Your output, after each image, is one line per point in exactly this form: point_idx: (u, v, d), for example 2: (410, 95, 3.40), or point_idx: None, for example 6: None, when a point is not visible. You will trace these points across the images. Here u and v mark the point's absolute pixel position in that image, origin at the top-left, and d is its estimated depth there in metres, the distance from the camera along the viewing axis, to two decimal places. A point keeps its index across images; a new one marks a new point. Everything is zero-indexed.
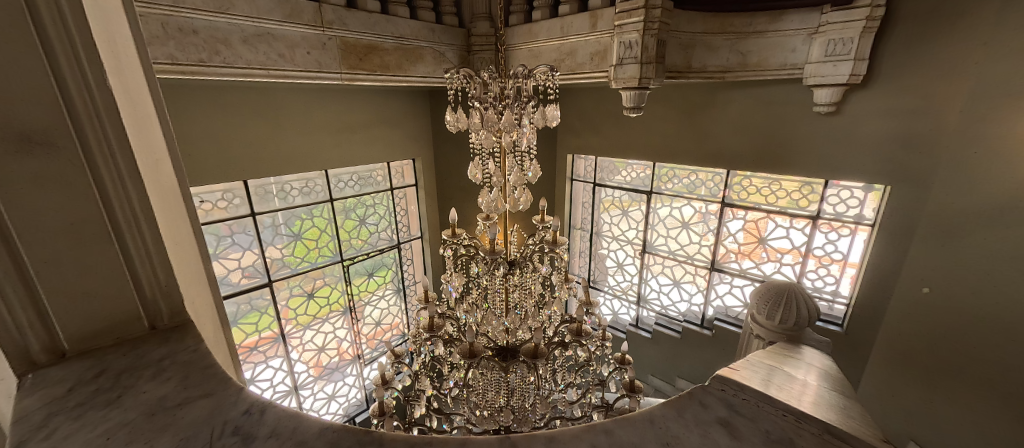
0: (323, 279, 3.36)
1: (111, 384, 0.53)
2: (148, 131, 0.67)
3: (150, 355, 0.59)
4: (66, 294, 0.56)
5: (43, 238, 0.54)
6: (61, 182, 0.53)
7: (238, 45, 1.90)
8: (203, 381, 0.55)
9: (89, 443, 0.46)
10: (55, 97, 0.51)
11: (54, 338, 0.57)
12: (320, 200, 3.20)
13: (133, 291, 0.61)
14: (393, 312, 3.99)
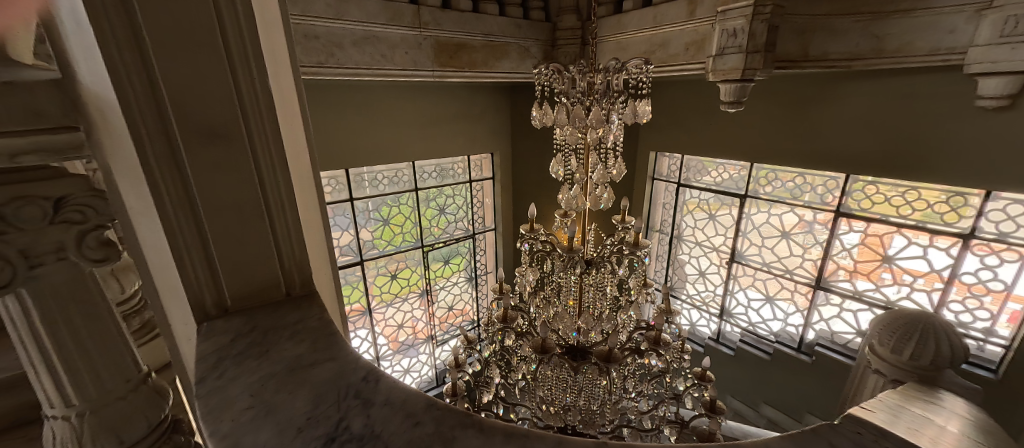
0: (405, 261, 3.61)
1: (260, 341, 0.61)
2: (292, 120, 0.73)
3: (287, 319, 0.66)
4: (230, 262, 0.65)
5: (217, 216, 0.62)
6: (233, 169, 0.61)
7: (349, 47, 2.11)
8: (330, 346, 0.61)
9: (247, 387, 0.53)
10: (231, 95, 0.57)
11: (221, 295, 0.66)
12: (405, 189, 3.44)
13: (277, 263, 0.69)
14: (465, 299, 4.18)
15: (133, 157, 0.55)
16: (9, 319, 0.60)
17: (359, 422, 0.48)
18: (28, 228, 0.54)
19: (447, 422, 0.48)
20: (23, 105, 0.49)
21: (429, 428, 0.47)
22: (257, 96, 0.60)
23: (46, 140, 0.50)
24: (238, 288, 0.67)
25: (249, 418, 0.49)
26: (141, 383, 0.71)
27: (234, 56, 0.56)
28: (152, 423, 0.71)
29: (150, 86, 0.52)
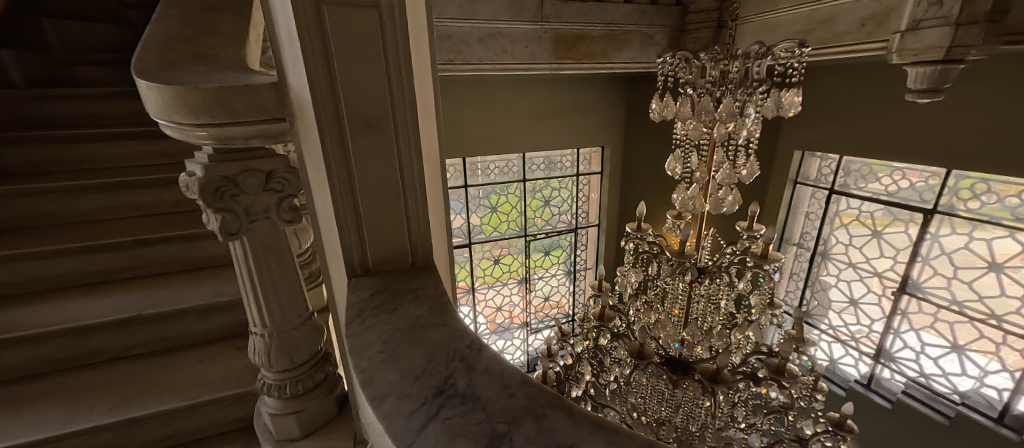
0: (508, 248, 3.79)
1: (390, 299, 0.71)
2: (426, 108, 0.80)
3: (411, 284, 0.75)
4: (376, 231, 0.75)
5: (369, 191, 0.71)
6: (382, 155, 0.69)
7: (475, 44, 2.27)
8: (443, 313, 0.68)
9: (380, 335, 0.63)
10: (386, 92, 0.65)
11: (364, 257, 0.77)
12: (512, 180, 3.59)
13: (407, 234, 0.78)
14: (562, 291, 4.22)
15: (315, 142, 0.66)
16: (236, 258, 0.81)
17: (461, 382, 0.52)
18: (250, 193, 0.73)
19: (538, 398, 0.50)
20: (252, 103, 0.61)
21: (521, 401, 0.49)
22: (403, 91, 0.66)
23: (267, 127, 0.65)
24: (377, 252, 0.77)
25: (377, 362, 0.57)
26: (308, 319, 0.92)
27: (388, 50, 0.62)
28: (313, 351, 0.91)
29: (331, 83, 0.61)
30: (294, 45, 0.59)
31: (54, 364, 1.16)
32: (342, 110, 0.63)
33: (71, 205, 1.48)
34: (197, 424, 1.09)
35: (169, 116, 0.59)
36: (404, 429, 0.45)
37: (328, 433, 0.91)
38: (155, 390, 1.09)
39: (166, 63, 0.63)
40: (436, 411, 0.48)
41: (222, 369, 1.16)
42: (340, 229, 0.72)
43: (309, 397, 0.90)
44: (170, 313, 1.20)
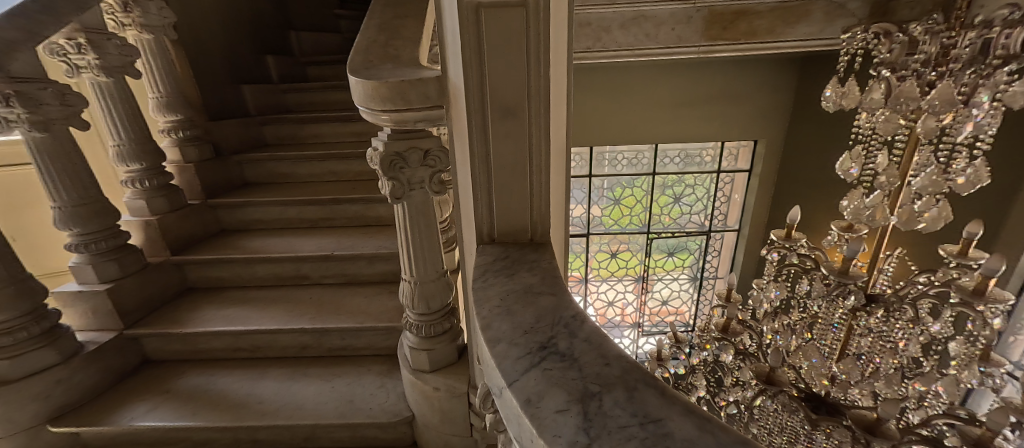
0: (628, 244, 3.67)
1: (507, 266, 0.75)
2: (560, 91, 0.81)
3: (529, 256, 0.78)
4: (504, 204, 0.80)
5: (501, 169, 0.77)
6: (515, 137, 0.73)
7: (616, 30, 2.14)
8: (554, 284, 0.69)
9: (498, 295, 0.68)
10: (525, 77, 0.68)
11: (491, 227, 0.84)
12: (642, 174, 3.44)
13: (530, 212, 0.81)
14: (681, 297, 3.94)
15: (462, 127, 0.74)
16: (397, 220, 0.97)
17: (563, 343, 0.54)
18: (412, 167, 0.86)
19: (633, 373, 0.47)
20: (422, 93, 0.71)
21: (616, 371, 0.47)
22: (539, 76, 0.68)
23: (431, 113, 0.76)
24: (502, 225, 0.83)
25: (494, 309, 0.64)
26: (443, 275, 1.08)
27: (532, 36, 0.64)
28: (444, 302, 1.09)
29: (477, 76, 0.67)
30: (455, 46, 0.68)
31: (284, 280, 1.64)
32: (487, 97, 0.69)
33: (299, 169, 2.03)
34: (362, 343, 1.42)
35: (366, 104, 0.73)
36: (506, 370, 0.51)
37: (451, 372, 1.08)
38: (338, 311, 1.44)
39: (367, 62, 0.75)
40: (537, 362, 0.51)
41: (380, 305, 1.48)
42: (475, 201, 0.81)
43: (437, 340, 1.08)
44: (351, 256, 1.56)
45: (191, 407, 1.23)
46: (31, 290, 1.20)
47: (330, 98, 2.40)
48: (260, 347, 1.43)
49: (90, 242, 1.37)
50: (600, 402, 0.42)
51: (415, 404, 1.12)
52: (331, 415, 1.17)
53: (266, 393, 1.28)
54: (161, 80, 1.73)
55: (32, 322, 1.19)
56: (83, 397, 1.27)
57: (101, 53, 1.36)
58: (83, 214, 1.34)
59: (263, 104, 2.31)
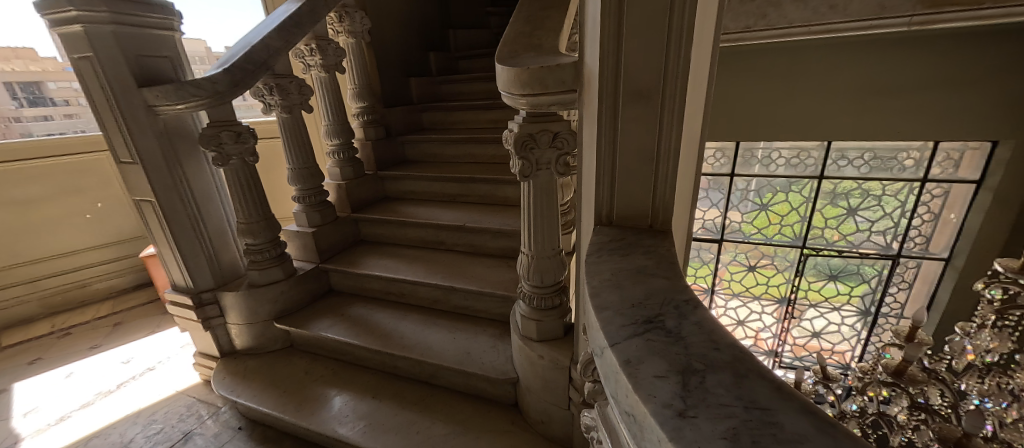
0: (772, 259, 2.53)
1: (614, 242, 0.61)
2: (700, 57, 0.68)
3: (648, 241, 0.62)
4: (626, 190, 0.66)
5: (623, 148, 0.64)
6: (647, 114, 0.60)
7: (788, 3, 1.68)
8: (660, 255, 0.56)
9: (601, 268, 0.54)
10: (666, 34, 0.55)
11: (607, 211, 0.69)
12: (805, 175, 2.28)
13: (652, 197, 0.65)
14: (838, 334, 2.59)
15: (593, 104, 0.64)
16: (522, 197, 1.02)
17: (670, 310, 0.44)
18: (541, 147, 0.89)
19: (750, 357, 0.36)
20: (558, 78, 0.69)
21: (725, 356, 0.37)
22: (684, 36, 0.54)
23: (564, 98, 0.72)
24: (622, 211, 0.68)
25: (608, 263, 0.55)
26: (558, 254, 1.10)
27: None
28: (557, 279, 1.11)
29: (615, 47, 0.57)
30: (596, 21, 0.60)
31: (426, 243, 1.94)
32: (620, 69, 0.59)
33: (445, 150, 2.34)
34: (482, 306, 1.59)
35: (507, 89, 0.77)
36: (604, 326, 0.44)
37: (558, 346, 1.11)
38: (464, 274, 1.64)
39: (513, 52, 0.80)
40: (638, 323, 0.43)
41: (500, 274, 1.63)
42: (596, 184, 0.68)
43: (546, 314, 1.11)
44: (479, 228, 1.75)
45: (355, 329, 1.58)
46: (272, 226, 1.68)
47: (475, 88, 2.67)
48: (404, 294, 1.74)
49: (305, 196, 1.86)
50: (702, 380, 0.35)
51: (520, 367, 1.20)
52: (451, 360, 1.36)
53: (405, 331, 1.55)
54: (357, 76, 2.20)
55: (271, 247, 1.69)
56: (293, 307, 1.75)
57: (323, 54, 1.82)
58: (304, 175, 1.84)
59: (423, 94, 2.71)
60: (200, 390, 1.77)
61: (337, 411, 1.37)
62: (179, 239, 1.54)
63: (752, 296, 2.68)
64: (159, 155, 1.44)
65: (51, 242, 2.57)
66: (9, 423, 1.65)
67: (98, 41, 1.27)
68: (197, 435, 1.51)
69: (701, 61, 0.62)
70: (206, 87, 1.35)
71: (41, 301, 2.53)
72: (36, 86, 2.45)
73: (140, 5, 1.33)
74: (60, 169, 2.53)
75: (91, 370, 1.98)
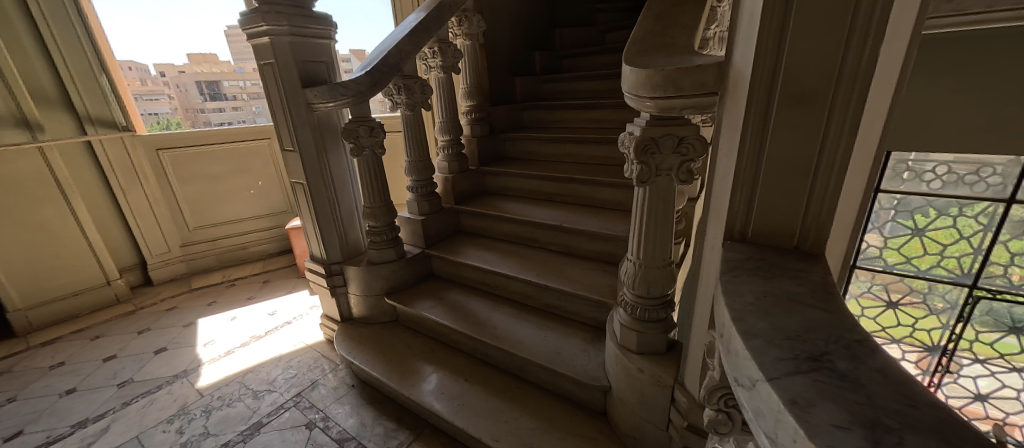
0: (919, 297, 1.87)
1: (759, 261, 0.55)
2: (890, 58, 0.57)
3: (797, 264, 0.54)
4: (769, 204, 0.59)
5: (772, 158, 0.57)
6: (808, 123, 0.53)
7: None
8: (818, 283, 0.49)
9: (747, 290, 0.48)
10: (845, 35, 0.48)
11: (743, 226, 0.62)
12: (982, 197, 1.65)
13: (800, 216, 0.58)
14: (1015, 400, 1.78)
15: (739, 108, 0.58)
16: (635, 203, 0.99)
17: (840, 349, 0.38)
18: (664, 152, 0.84)
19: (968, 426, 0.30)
20: (696, 79, 0.63)
21: (927, 416, 0.31)
22: (867, 38, 0.48)
23: (700, 101, 0.65)
24: (759, 227, 0.60)
25: (750, 284, 0.49)
26: (668, 265, 1.03)
27: None
28: (665, 291, 1.05)
29: (778, 45, 0.52)
30: (755, 18, 0.54)
31: (521, 239, 1.98)
32: (781, 71, 0.52)
33: (544, 149, 2.36)
34: (573, 307, 1.58)
35: (634, 90, 0.72)
36: (756, 356, 0.39)
37: (659, 361, 1.05)
38: (558, 274, 1.64)
39: (642, 51, 0.76)
40: (799, 358, 0.38)
41: (595, 278, 1.60)
42: (730, 195, 0.61)
43: (649, 326, 1.06)
44: (575, 229, 1.73)
45: (453, 314, 1.69)
46: (390, 211, 1.88)
47: (579, 87, 2.64)
48: (498, 286, 1.81)
49: (418, 186, 2.04)
50: (900, 441, 0.29)
51: (614, 376, 1.17)
52: (541, 358, 1.37)
53: (498, 322, 1.61)
54: (469, 76, 2.32)
55: (387, 230, 1.89)
56: (400, 286, 1.93)
57: (444, 56, 1.97)
58: (418, 167, 2.01)
59: (527, 92, 2.77)
60: (324, 346, 2.08)
61: (434, 387, 1.48)
62: (319, 217, 1.82)
63: (885, 337, 2.01)
64: (312, 145, 1.70)
65: (226, 211, 3.20)
66: (195, 350, 2.12)
67: (279, 50, 1.54)
68: (321, 385, 1.77)
69: (887, 60, 0.53)
70: (352, 88, 1.56)
71: (217, 257, 3.20)
72: (215, 84, 2.89)
73: (310, 18, 1.58)
74: (236, 153, 3.14)
75: (248, 317, 2.44)
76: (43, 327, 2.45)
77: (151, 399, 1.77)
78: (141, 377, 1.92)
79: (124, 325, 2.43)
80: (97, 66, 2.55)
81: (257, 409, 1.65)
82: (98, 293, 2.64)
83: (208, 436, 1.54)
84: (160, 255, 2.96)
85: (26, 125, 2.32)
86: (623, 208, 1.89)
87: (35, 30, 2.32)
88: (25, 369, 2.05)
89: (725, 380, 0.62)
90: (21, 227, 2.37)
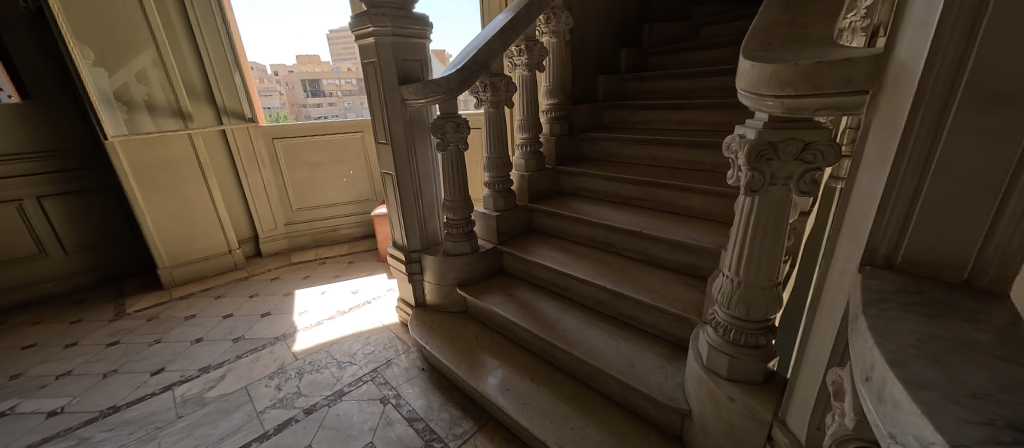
0: None
1: (911, 296, 0.47)
2: None
3: (969, 304, 0.45)
4: (931, 227, 0.50)
5: (941, 174, 0.48)
6: (999, 134, 0.43)
7: None
8: (1005, 331, 0.40)
9: (901, 332, 0.41)
10: None
11: (895, 249, 0.53)
12: None
13: (976, 246, 0.47)
14: None
15: (902, 114, 0.49)
16: (739, 213, 0.90)
17: None
18: (783, 159, 0.76)
19: None
20: (841, 77, 0.54)
21: None
22: None
23: (843, 101, 0.56)
24: (914, 253, 0.52)
25: (909, 326, 0.42)
26: (774, 286, 0.93)
27: None
28: (767, 315, 0.94)
29: (968, 38, 0.42)
30: (937, 5, 0.44)
31: (595, 243, 1.92)
32: (966, 71, 0.43)
33: (625, 150, 2.26)
34: (650, 320, 1.49)
35: (754, 88, 0.65)
36: (928, 414, 0.32)
37: (753, 392, 0.96)
38: (635, 282, 1.56)
39: (766, 45, 0.68)
40: (995, 425, 0.30)
41: (676, 291, 1.49)
42: (876, 214, 0.53)
43: (744, 352, 0.97)
44: (657, 237, 1.63)
45: (522, 312, 1.69)
46: (468, 205, 1.94)
47: (667, 85, 2.48)
48: (568, 288, 1.77)
49: (495, 183, 2.07)
50: None
51: (696, 400, 1.08)
52: (614, 369, 1.32)
53: (568, 325, 1.58)
54: (553, 74, 2.30)
55: (465, 224, 1.95)
56: (473, 278, 1.99)
57: (530, 54, 1.98)
58: (497, 164, 2.04)
59: (609, 91, 2.67)
60: (398, 328, 2.21)
61: (500, 382, 1.50)
62: (404, 206, 1.93)
63: None
64: (403, 139, 1.81)
65: (323, 196, 3.56)
66: (292, 317, 2.39)
67: (382, 50, 1.66)
68: (395, 364, 1.89)
69: None
70: (443, 85, 1.63)
71: (312, 236, 3.59)
72: (315, 82, 3.22)
73: (410, 19, 1.68)
74: (333, 144, 3.48)
75: (335, 293, 2.69)
76: (181, 283, 2.94)
77: (257, 356, 2.03)
78: (250, 336, 2.22)
79: (239, 289, 2.83)
80: (234, 65, 2.98)
81: (340, 378, 1.82)
82: (222, 259, 3.10)
83: (300, 396, 1.72)
84: (269, 231, 3.39)
85: (180, 115, 2.78)
86: (711, 218, 1.74)
87: (192, 35, 2.78)
88: (168, 317, 2.48)
89: (856, 429, 0.53)
90: (173, 200, 2.86)
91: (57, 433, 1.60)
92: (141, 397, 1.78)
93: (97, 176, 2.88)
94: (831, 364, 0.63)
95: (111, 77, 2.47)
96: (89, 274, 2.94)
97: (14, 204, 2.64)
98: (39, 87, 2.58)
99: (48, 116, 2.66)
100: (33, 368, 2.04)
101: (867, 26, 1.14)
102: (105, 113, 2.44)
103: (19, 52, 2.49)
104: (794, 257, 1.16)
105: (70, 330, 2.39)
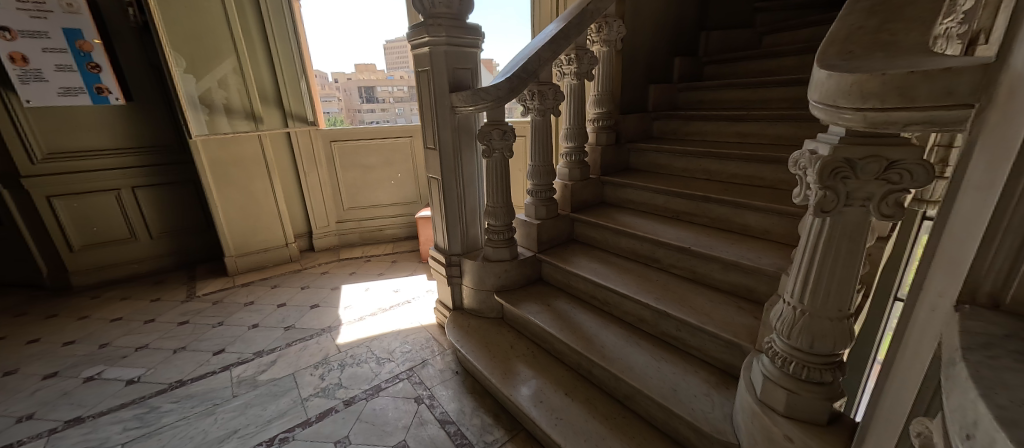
0: None
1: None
2: None
3: None
4: None
5: None
6: None
7: None
8: None
9: (1014, 387, 0.35)
10: None
11: (1005, 288, 0.46)
12: None
13: None
14: None
15: (1016, 132, 0.42)
16: (807, 235, 0.83)
17: None
18: (862, 179, 0.69)
19: None
20: (940, 87, 0.48)
21: None
22: None
23: (940, 117, 0.50)
24: None
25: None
26: (845, 318, 0.84)
27: None
28: (835, 350, 0.85)
29: None
30: None
31: (639, 257, 1.85)
32: None
33: (674, 162, 2.18)
34: (696, 342, 1.41)
35: (831, 99, 0.60)
36: None
37: (814, 433, 0.88)
38: (680, 302, 1.48)
39: (846, 53, 0.62)
40: None
41: (727, 314, 1.40)
42: (980, 244, 0.47)
43: (806, 387, 0.89)
44: (707, 255, 1.54)
45: (559, 323, 1.66)
46: (510, 212, 1.94)
47: (725, 96, 2.36)
48: (608, 303, 1.72)
49: (538, 191, 2.07)
50: None
51: (746, 434, 1.00)
52: (654, 391, 1.25)
53: (607, 340, 1.53)
54: (602, 83, 2.26)
55: (505, 230, 1.96)
56: (511, 285, 1.98)
57: (579, 63, 1.96)
58: (541, 172, 2.03)
59: (661, 101, 2.58)
60: (435, 329, 2.25)
61: (533, 393, 1.48)
62: (448, 211, 1.98)
63: None
64: (450, 144, 1.86)
65: (372, 196, 3.73)
66: (337, 311, 2.51)
67: (436, 58, 1.72)
68: (430, 364, 1.92)
69: None
70: (492, 93, 1.65)
71: (360, 234, 3.76)
72: (370, 89, 3.39)
73: (463, 29, 1.72)
74: (385, 147, 3.64)
75: (378, 290, 2.79)
76: (243, 271, 3.19)
77: (305, 345, 2.15)
78: (300, 325, 2.35)
79: (292, 280, 3.02)
80: (301, 72, 3.21)
81: (378, 374, 1.87)
82: (279, 251, 3.33)
83: (341, 387, 1.79)
84: (322, 227, 3.60)
85: (253, 117, 3.02)
86: (769, 238, 1.62)
87: (267, 45, 3.03)
88: (230, 302, 2.69)
89: None
90: (242, 194, 3.11)
91: (133, 400, 1.78)
92: (203, 374, 1.93)
93: (183, 170, 3.20)
94: (914, 413, 0.56)
95: (198, 82, 2.73)
96: (169, 258, 3.27)
97: (114, 193, 3.00)
98: (140, 90, 2.93)
99: (146, 116, 3.00)
100: (118, 339, 2.29)
101: (964, 32, 1.02)
102: (191, 116, 2.70)
103: (127, 60, 2.84)
104: (870, 286, 1.05)
105: (149, 307, 2.65)
